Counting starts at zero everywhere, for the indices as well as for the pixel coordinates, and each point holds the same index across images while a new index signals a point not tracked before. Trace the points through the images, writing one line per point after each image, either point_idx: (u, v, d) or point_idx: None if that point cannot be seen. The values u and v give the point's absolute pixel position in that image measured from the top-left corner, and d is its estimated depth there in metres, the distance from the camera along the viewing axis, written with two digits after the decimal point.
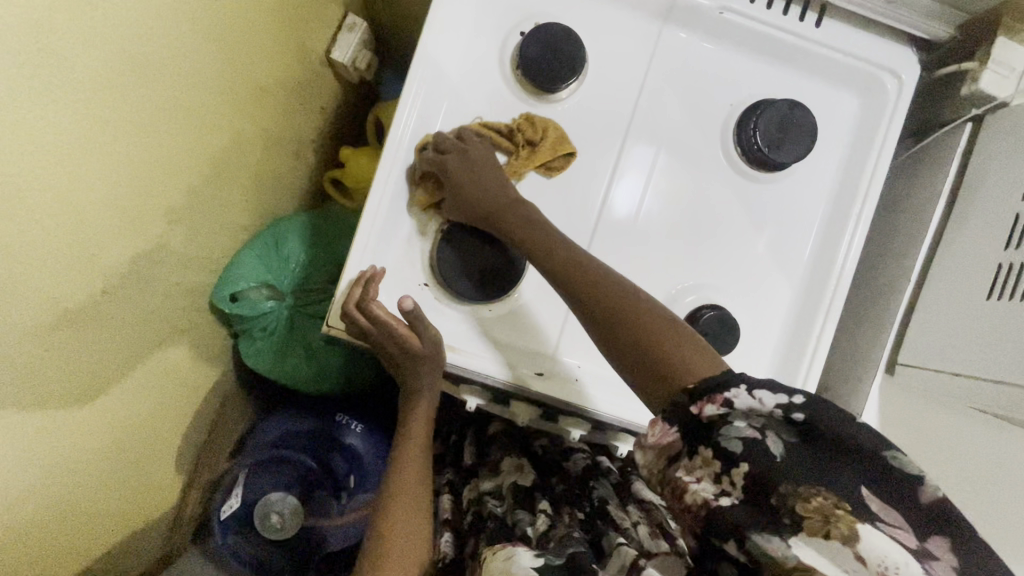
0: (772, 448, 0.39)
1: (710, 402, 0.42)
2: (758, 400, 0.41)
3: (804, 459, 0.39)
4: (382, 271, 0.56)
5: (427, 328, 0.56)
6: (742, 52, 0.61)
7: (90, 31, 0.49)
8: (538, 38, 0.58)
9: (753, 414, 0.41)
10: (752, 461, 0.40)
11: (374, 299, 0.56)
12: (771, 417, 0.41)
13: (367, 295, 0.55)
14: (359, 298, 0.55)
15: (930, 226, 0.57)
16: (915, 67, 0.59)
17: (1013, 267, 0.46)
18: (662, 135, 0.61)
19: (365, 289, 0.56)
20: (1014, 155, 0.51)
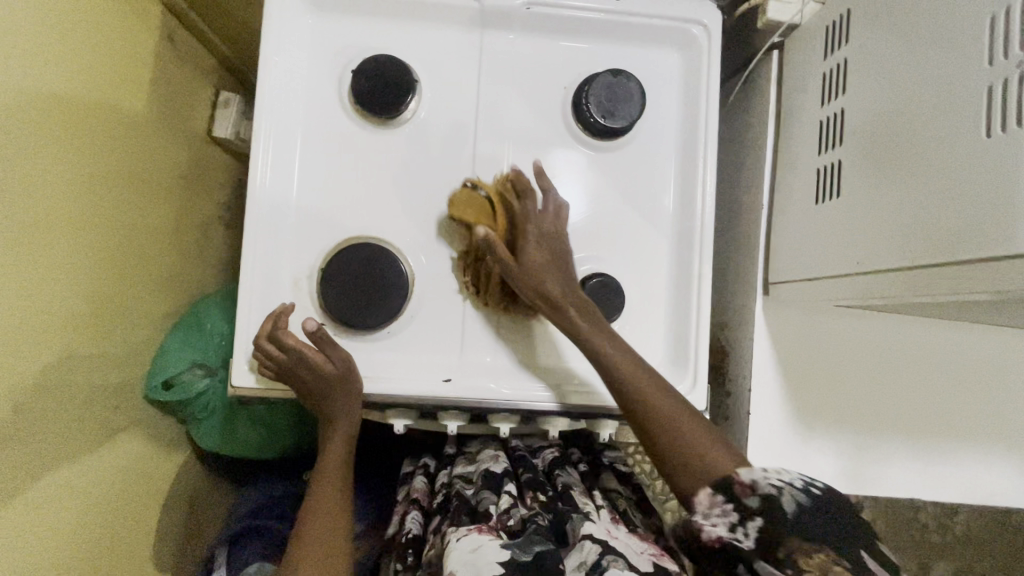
0: (786, 504, 0.43)
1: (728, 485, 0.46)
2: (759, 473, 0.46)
3: (819, 519, 0.42)
4: (292, 306, 0.60)
5: (335, 347, 0.57)
6: (560, 38, 0.65)
7: None
8: (365, 71, 0.61)
9: (760, 481, 0.45)
10: (764, 517, 0.43)
11: (284, 329, 0.57)
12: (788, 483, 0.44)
13: (277, 326, 0.57)
14: (270, 329, 0.57)
15: (767, 151, 0.60)
16: (715, 12, 0.64)
17: (831, 170, 0.50)
18: (507, 131, 0.65)
19: (275, 322, 0.58)
20: (812, 69, 0.55)
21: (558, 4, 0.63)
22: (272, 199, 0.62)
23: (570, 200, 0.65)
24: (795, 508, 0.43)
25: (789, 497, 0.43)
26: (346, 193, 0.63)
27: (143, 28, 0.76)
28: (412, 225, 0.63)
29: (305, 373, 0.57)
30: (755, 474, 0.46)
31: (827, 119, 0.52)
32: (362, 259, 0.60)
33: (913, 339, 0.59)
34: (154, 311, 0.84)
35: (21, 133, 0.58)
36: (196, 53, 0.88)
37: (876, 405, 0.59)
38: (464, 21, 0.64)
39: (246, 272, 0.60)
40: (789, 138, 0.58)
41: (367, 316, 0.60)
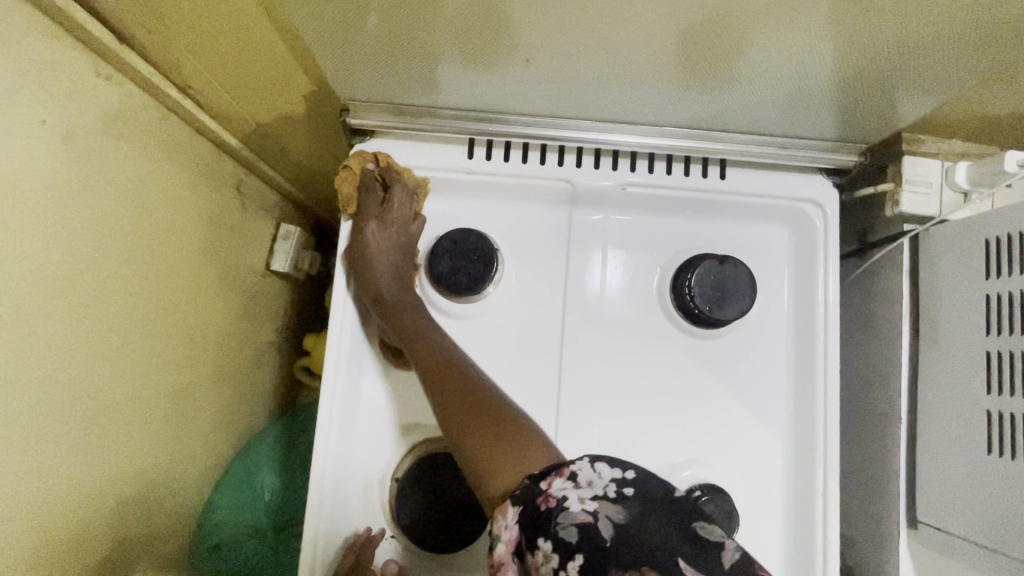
0: (603, 532, 0.36)
1: (557, 475, 0.39)
2: (596, 472, 0.39)
3: (636, 540, 0.35)
4: (380, 533, 0.55)
5: None
6: (657, 215, 0.60)
7: (11, 395, 0.48)
8: (446, 253, 0.57)
9: (586, 498, 0.37)
10: (584, 550, 0.35)
11: (367, 566, 0.53)
12: (603, 496, 0.37)
13: (361, 562, 0.53)
14: (353, 566, 0.52)
15: (904, 355, 0.53)
16: (832, 191, 0.58)
17: (1008, 420, 0.42)
18: (596, 315, 0.59)
19: (358, 554, 0.54)
20: (963, 279, 0.48)
21: (653, 184, 0.58)
22: (345, 394, 0.56)
23: (635, 327, 0.59)
24: (613, 533, 0.36)
25: (583, 511, 0.36)
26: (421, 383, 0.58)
27: (214, 184, 0.72)
28: None
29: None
30: (563, 485, 0.38)
31: (995, 354, 0.44)
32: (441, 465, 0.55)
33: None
34: (204, 467, 0.78)
35: (85, 329, 0.55)
36: (264, 194, 0.85)
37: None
38: (554, 199, 0.59)
39: (316, 477, 0.54)
40: (934, 349, 0.50)
41: (446, 531, 0.54)
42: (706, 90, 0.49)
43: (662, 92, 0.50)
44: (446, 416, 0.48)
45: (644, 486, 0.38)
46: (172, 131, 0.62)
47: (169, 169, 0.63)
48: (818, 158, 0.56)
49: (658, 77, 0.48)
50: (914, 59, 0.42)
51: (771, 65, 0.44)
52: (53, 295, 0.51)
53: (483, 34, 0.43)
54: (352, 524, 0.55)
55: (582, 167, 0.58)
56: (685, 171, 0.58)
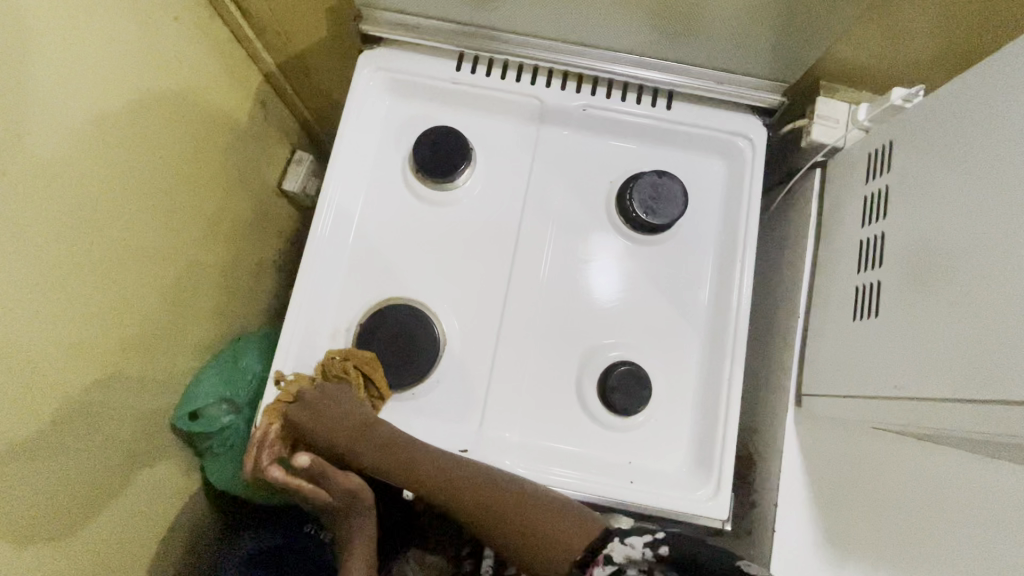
0: None
1: (597, 565, 0.53)
2: (630, 546, 0.54)
3: None
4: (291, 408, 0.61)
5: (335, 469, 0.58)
6: (611, 138, 0.70)
7: (54, 195, 0.58)
8: (427, 142, 0.67)
9: (636, 560, 0.54)
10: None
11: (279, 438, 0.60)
12: (647, 559, 0.54)
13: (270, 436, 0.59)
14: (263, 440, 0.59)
15: (805, 263, 0.61)
16: (761, 128, 0.67)
17: (871, 289, 0.51)
18: (551, 216, 0.68)
19: (271, 431, 0.60)
20: (853, 188, 0.57)
21: (610, 107, 0.68)
22: (327, 252, 0.66)
23: (584, 229, 0.68)
24: None
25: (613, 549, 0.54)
26: (392, 252, 0.67)
27: (244, 94, 0.84)
28: (451, 293, 0.66)
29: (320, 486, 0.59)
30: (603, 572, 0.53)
31: (868, 240, 0.53)
32: (401, 318, 0.63)
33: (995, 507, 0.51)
34: (197, 343, 0.87)
35: (120, 169, 0.66)
36: (284, 118, 0.97)
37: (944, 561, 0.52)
38: (525, 114, 0.70)
39: (291, 319, 0.63)
40: (829, 252, 0.58)
41: (398, 375, 0.62)
42: (653, 12, 0.60)
43: (618, 13, 0.61)
44: (465, 513, 0.57)
45: (675, 543, 0.54)
46: (215, 32, 0.75)
47: (209, 64, 0.75)
48: (748, 94, 0.66)
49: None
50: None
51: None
52: (102, 130, 0.62)
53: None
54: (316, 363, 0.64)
55: (551, 87, 0.69)
56: (637, 100, 0.68)
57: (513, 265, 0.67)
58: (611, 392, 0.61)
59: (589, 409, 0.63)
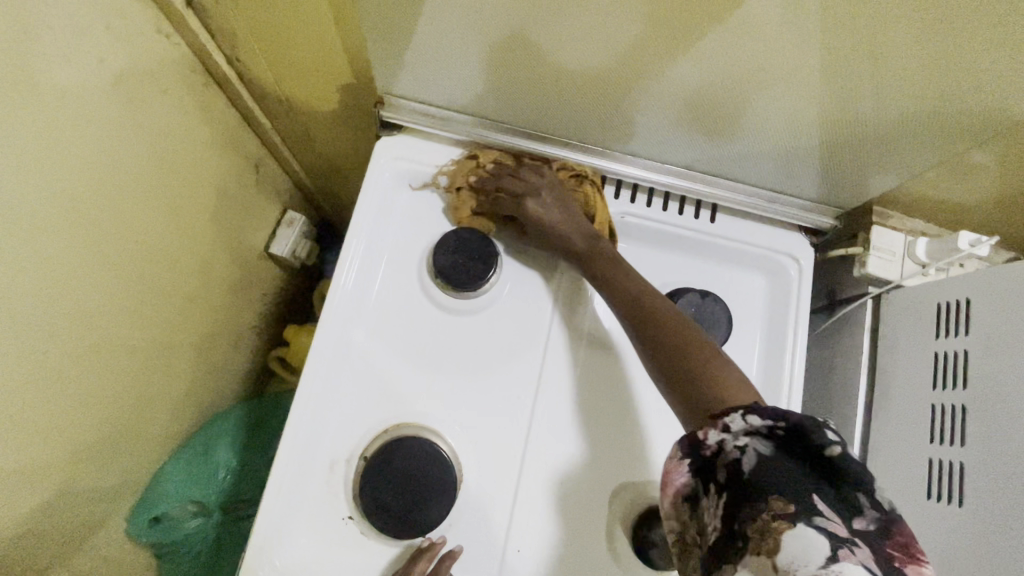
0: (746, 462, 0.39)
1: (712, 427, 0.43)
2: (747, 421, 0.42)
3: (779, 479, 0.38)
4: (443, 540, 0.54)
5: None
6: (650, 245, 0.64)
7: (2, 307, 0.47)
8: (452, 246, 0.59)
9: (771, 490, 0.38)
10: (737, 484, 0.39)
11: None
12: (771, 449, 0.40)
13: (433, 572, 0.51)
14: (430, 575, 0.50)
15: (858, 408, 0.57)
16: (809, 250, 0.63)
17: (953, 469, 0.46)
18: (583, 333, 0.62)
19: (430, 564, 0.52)
20: (916, 337, 0.53)
21: (650, 217, 0.63)
22: (330, 368, 0.57)
23: (617, 345, 0.62)
24: (755, 465, 0.39)
25: (835, 445, 0.38)
26: (404, 367, 0.58)
27: (237, 158, 0.75)
28: (470, 419, 0.58)
29: None
30: (718, 434, 0.42)
31: (941, 407, 0.48)
32: (415, 452, 0.55)
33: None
34: (165, 434, 0.76)
35: (87, 261, 0.55)
36: (278, 178, 0.88)
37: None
38: None
39: (285, 450, 0.55)
40: (888, 402, 0.54)
41: (407, 522, 0.53)
42: (713, 131, 0.54)
43: (674, 129, 0.56)
44: None
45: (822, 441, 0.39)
46: (207, 98, 0.66)
47: (198, 133, 0.66)
48: (798, 216, 0.62)
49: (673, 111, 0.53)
50: (890, 133, 0.49)
51: (773, 118, 0.50)
52: (67, 222, 0.52)
53: (529, 51, 0.49)
54: (311, 499, 0.54)
55: None
56: (680, 210, 0.63)
57: (540, 385, 0.60)
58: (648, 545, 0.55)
59: (620, 559, 0.56)
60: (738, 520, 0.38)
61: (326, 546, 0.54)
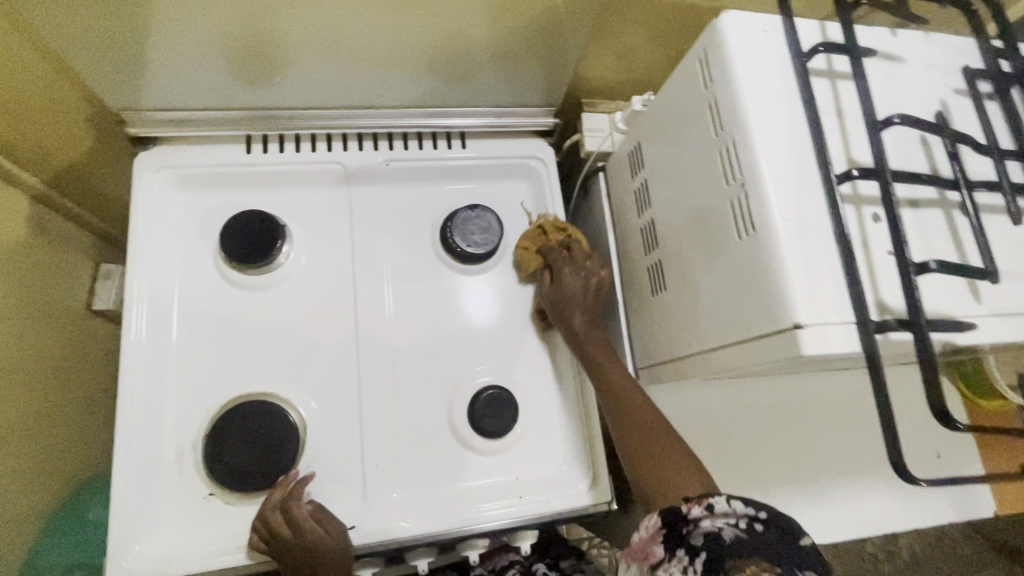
0: (722, 535, 0.45)
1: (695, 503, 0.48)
2: (729, 504, 0.47)
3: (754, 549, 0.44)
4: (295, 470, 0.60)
5: (329, 517, 0.57)
6: (420, 182, 0.73)
7: None
8: (234, 231, 0.65)
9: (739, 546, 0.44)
10: (714, 550, 0.45)
11: (293, 500, 0.57)
12: (746, 528, 0.45)
13: (286, 496, 0.57)
14: (282, 500, 0.57)
15: (612, 255, 0.70)
16: (548, 148, 0.76)
17: (656, 267, 0.59)
18: (384, 271, 0.70)
19: (285, 492, 0.58)
20: (626, 185, 0.66)
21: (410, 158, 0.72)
22: (149, 373, 0.61)
23: (416, 272, 0.71)
24: (729, 539, 0.45)
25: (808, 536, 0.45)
26: (227, 351, 0.64)
27: (18, 220, 0.74)
28: (301, 375, 0.65)
29: (311, 563, 0.56)
30: (699, 510, 0.47)
31: (644, 226, 0.62)
32: (251, 416, 0.60)
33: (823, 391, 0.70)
34: (29, 514, 0.73)
35: None
36: (73, 234, 0.86)
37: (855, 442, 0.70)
38: (330, 179, 0.71)
39: (121, 459, 0.57)
40: (624, 241, 0.67)
41: (259, 477, 0.59)
42: (429, 67, 0.65)
43: (401, 71, 0.64)
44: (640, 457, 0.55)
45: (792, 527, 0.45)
46: None
47: None
48: (528, 122, 0.74)
49: (388, 61, 0.63)
50: (549, 32, 0.61)
51: (466, 42, 0.61)
52: None
53: (236, 35, 0.55)
54: (167, 491, 0.59)
55: (349, 150, 0.71)
56: (433, 145, 0.73)
57: (356, 327, 0.67)
58: (480, 419, 0.64)
59: (466, 442, 0.65)
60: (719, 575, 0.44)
61: (194, 524, 0.58)
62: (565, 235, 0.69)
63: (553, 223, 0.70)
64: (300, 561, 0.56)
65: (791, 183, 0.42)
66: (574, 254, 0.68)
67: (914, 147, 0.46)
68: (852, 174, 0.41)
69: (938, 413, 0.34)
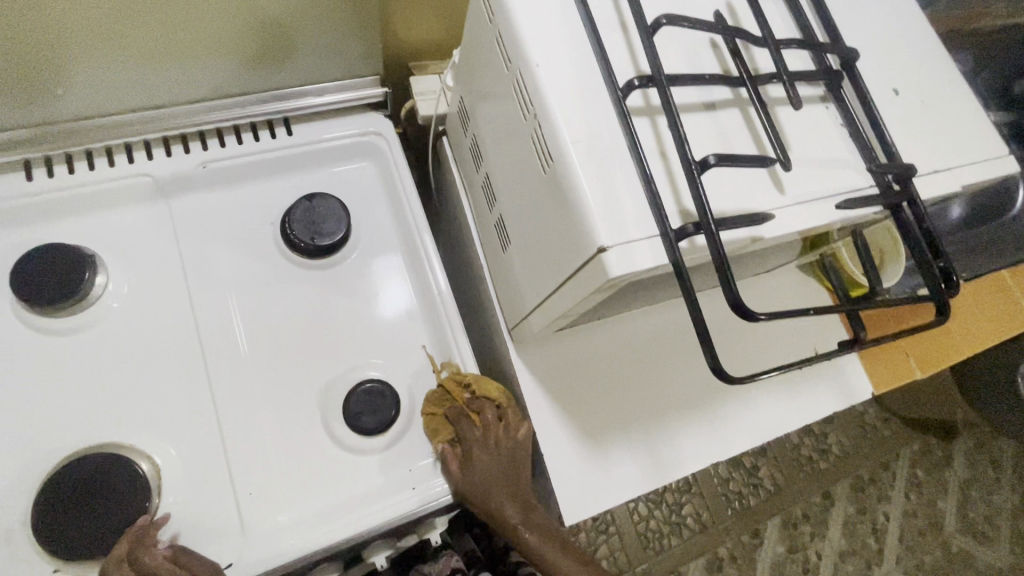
0: None
1: None
2: None
3: None
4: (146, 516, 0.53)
5: (191, 555, 0.52)
6: (250, 181, 0.68)
7: None
8: (27, 271, 0.56)
9: None
10: None
11: (143, 552, 0.51)
12: None
13: (133, 548, 0.51)
14: (130, 554, 0.51)
15: (467, 215, 0.66)
16: (385, 120, 0.71)
17: (499, 220, 0.57)
18: (226, 283, 0.64)
19: (133, 544, 0.52)
20: (461, 146, 0.64)
21: (229, 154, 0.65)
22: None
23: (264, 278, 0.65)
24: None
25: None
26: (50, 407, 0.56)
27: None
28: (146, 413, 0.58)
29: None
30: None
31: (484, 178, 0.59)
32: (85, 473, 0.53)
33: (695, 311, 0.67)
34: None
35: None
36: None
37: (739, 340, 0.68)
38: (142, 193, 0.63)
39: None
40: (471, 201, 0.65)
41: (109, 535, 0.52)
42: (241, 48, 0.61)
43: (204, 52, 0.60)
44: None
45: None
46: None
47: None
48: (356, 94, 0.69)
49: (192, 47, 0.59)
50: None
51: (270, 10, 0.58)
52: None
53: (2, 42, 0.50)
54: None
55: (156, 157, 0.63)
56: (255, 137, 0.67)
57: (202, 349, 0.61)
58: (356, 416, 0.60)
59: (347, 443, 0.61)
60: None
61: None
62: (494, 404, 0.62)
63: (456, 379, 0.62)
64: None
65: (576, 102, 0.40)
66: (487, 426, 0.61)
67: (704, 49, 0.46)
68: (635, 84, 0.39)
69: (736, 307, 0.34)
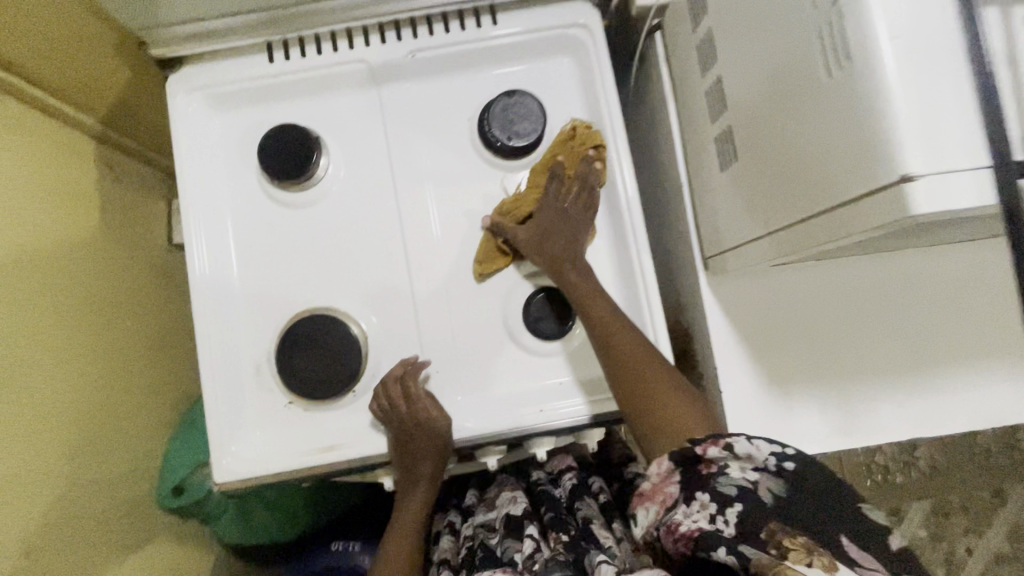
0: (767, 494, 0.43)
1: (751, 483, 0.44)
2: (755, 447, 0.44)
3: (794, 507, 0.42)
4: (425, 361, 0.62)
5: (437, 410, 0.60)
6: (453, 73, 0.67)
7: None
8: (271, 147, 0.64)
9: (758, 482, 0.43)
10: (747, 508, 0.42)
11: (412, 382, 0.61)
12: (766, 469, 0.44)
13: (409, 374, 0.61)
14: (401, 376, 0.60)
15: (675, 136, 0.63)
16: (593, 13, 0.65)
17: (727, 137, 0.52)
18: (426, 175, 0.66)
19: (405, 369, 0.61)
20: (689, 45, 0.57)
21: (439, 44, 0.65)
22: (219, 295, 0.65)
23: (459, 174, 0.66)
24: (773, 499, 0.42)
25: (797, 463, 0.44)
26: (289, 268, 0.65)
27: (85, 157, 0.77)
28: (358, 285, 0.65)
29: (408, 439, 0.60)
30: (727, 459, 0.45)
31: (716, 84, 0.53)
32: (314, 329, 0.62)
33: (940, 273, 0.57)
34: (156, 422, 0.83)
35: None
36: (142, 172, 0.90)
37: (970, 285, 0.57)
38: (359, 81, 0.66)
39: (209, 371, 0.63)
40: (687, 114, 0.60)
41: (331, 382, 0.62)
42: None
43: None
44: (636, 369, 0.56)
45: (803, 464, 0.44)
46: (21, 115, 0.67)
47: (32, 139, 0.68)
48: None
49: None
50: None
51: None
52: None
53: None
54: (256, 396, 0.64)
55: (372, 44, 0.65)
56: (462, 26, 0.65)
57: (406, 234, 0.66)
58: (539, 320, 0.63)
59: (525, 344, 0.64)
60: (766, 530, 0.41)
61: (284, 425, 0.64)
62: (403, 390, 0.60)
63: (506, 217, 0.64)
64: (395, 432, 0.61)
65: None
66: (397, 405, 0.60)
67: None
68: None
69: None
